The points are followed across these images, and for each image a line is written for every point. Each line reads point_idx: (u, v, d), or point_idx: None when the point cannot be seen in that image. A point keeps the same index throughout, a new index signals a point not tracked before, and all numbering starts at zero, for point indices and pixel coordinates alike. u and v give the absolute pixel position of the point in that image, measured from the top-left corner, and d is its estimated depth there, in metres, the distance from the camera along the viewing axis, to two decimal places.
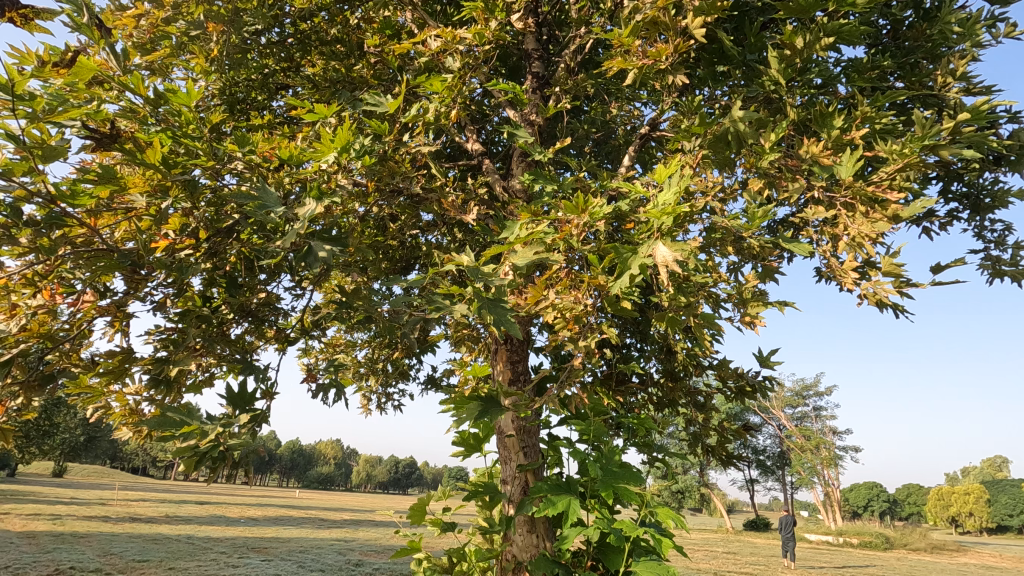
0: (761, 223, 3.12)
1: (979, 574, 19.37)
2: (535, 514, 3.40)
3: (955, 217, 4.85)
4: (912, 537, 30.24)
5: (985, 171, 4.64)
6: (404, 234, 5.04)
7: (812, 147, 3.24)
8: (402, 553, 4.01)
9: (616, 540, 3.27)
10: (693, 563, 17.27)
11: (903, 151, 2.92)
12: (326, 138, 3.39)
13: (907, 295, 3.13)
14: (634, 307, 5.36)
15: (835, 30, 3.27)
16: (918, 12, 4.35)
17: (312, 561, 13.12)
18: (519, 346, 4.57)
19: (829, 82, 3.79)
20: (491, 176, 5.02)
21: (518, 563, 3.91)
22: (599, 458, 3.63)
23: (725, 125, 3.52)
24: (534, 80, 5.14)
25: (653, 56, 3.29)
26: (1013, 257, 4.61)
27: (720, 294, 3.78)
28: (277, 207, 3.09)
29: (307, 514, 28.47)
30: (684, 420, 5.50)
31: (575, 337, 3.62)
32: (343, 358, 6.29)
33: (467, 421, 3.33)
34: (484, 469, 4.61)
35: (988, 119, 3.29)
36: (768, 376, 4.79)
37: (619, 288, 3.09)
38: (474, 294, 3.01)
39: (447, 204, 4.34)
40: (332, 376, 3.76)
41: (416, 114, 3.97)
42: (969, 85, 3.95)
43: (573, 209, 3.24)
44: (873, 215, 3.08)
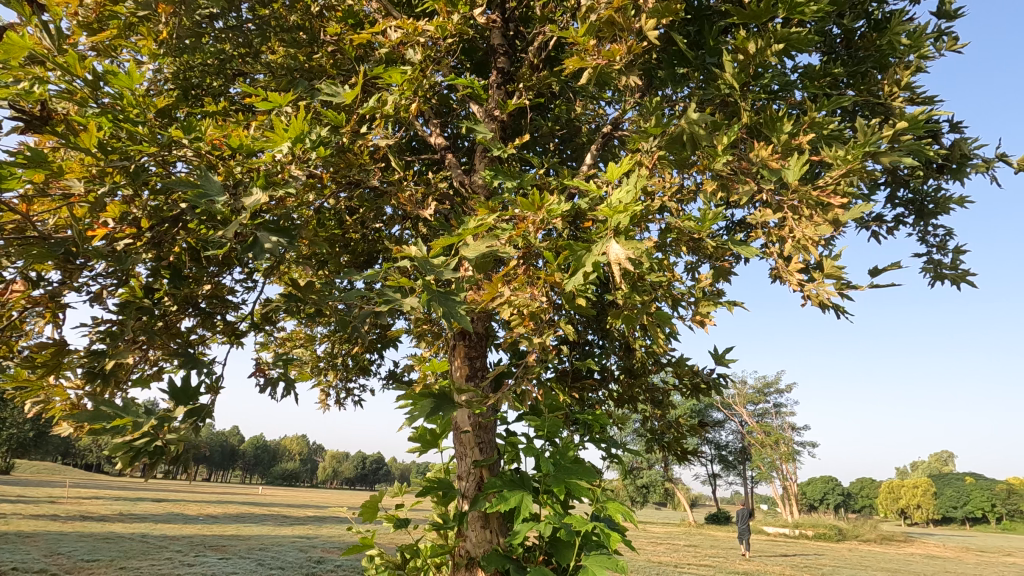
0: (711, 225, 3.19)
1: (924, 564, 20.23)
2: (487, 510, 3.41)
3: (901, 222, 5.07)
4: (864, 529, 31.38)
5: (929, 179, 4.86)
6: (364, 228, 4.96)
7: (761, 151, 3.32)
8: (354, 548, 4.00)
9: (566, 535, 3.30)
10: (656, 556, 17.52)
11: (846, 156, 3.02)
12: (278, 127, 3.31)
13: (848, 296, 3.24)
14: (596, 304, 5.41)
15: (784, 37, 3.36)
16: (869, 22, 4.50)
17: (273, 559, 12.87)
18: (477, 342, 4.57)
19: (783, 87, 3.89)
20: (454, 171, 4.99)
21: (471, 558, 3.91)
22: (553, 454, 3.65)
23: (680, 127, 3.58)
24: (498, 75, 5.13)
25: (608, 56, 3.30)
26: (954, 261, 4.85)
27: (674, 293, 3.85)
28: (219, 196, 3.01)
29: (270, 511, 27.89)
30: (643, 416, 5.60)
31: (530, 333, 3.64)
32: (303, 352, 6.17)
33: (420, 417, 3.31)
34: (441, 465, 4.59)
35: (925, 128, 3.39)
36: (722, 373, 4.90)
37: (572, 286, 3.11)
38: (424, 288, 3.00)
39: (407, 198, 4.29)
40: (283, 369, 3.68)
41: (374, 106, 3.92)
42: (913, 95, 4.12)
43: (530, 207, 3.24)
44: (816, 218, 3.18)
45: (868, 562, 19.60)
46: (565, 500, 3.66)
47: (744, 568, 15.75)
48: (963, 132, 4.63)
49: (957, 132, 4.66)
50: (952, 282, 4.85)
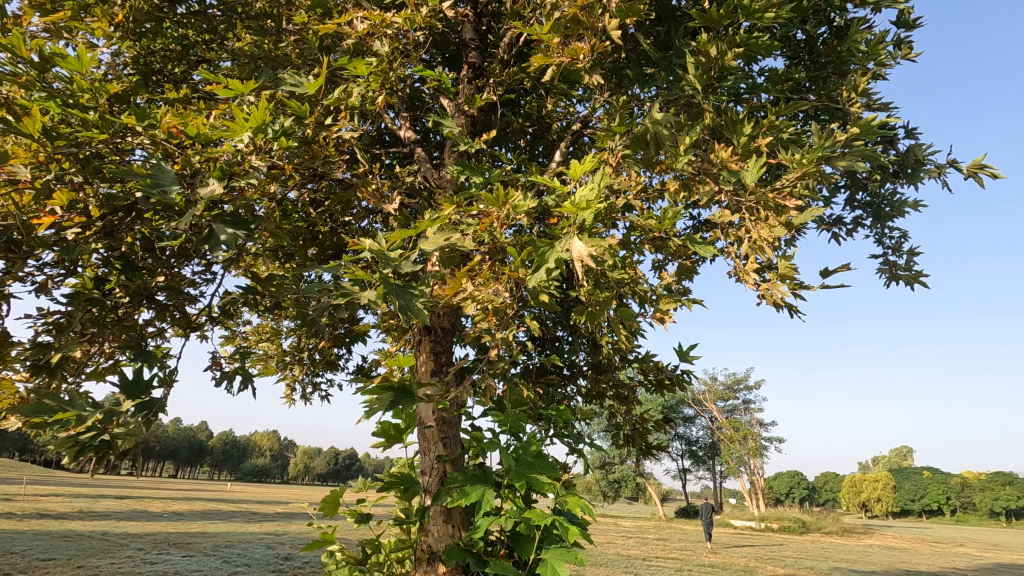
0: (670, 224, 3.24)
1: (882, 555, 20.98)
2: (448, 505, 3.42)
3: (860, 224, 5.24)
4: (827, 522, 32.32)
5: (886, 183, 5.02)
6: (331, 221, 4.91)
7: (721, 151, 3.38)
8: (315, 544, 3.98)
9: (526, 528, 3.32)
10: (626, 549, 17.76)
11: (801, 159, 3.09)
12: (238, 116, 3.24)
13: (801, 295, 3.33)
14: (564, 301, 5.45)
15: (745, 42, 3.42)
16: (831, 29, 4.61)
17: (239, 556, 12.66)
18: (443, 338, 4.56)
19: (745, 90, 3.97)
20: (423, 165, 4.97)
21: (432, 553, 3.92)
22: (516, 449, 3.67)
23: (644, 127, 3.63)
24: (469, 70, 5.11)
25: (571, 54, 3.35)
26: (908, 262, 5.03)
27: (637, 291, 3.90)
28: (173, 186, 2.93)
29: (238, 507, 27.44)
30: (610, 411, 5.68)
31: (494, 329, 3.65)
32: (268, 346, 6.07)
33: (380, 412, 3.30)
34: (406, 460, 4.59)
35: (876, 134, 3.52)
36: (686, 369, 5.00)
37: (534, 282, 3.13)
38: (382, 282, 2.98)
39: (373, 192, 4.25)
40: (241, 363, 3.62)
41: (340, 97, 3.87)
42: (869, 102, 4.26)
43: (495, 203, 3.25)
44: (771, 219, 3.26)
45: (829, 553, 20.24)
46: (527, 494, 3.69)
47: (711, 561, 16.07)
48: (917, 138, 4.81)
49: (912, 138, 4.84)
50: (906, 283, 5.03)
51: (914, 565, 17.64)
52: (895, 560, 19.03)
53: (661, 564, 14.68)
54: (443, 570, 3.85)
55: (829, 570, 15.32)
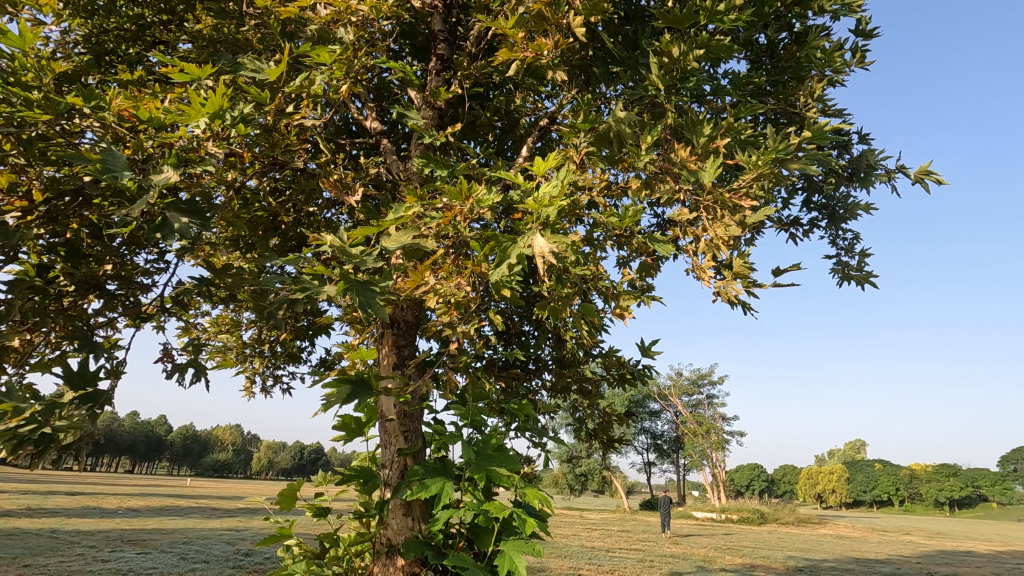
0: (631, 222, 3.29)
1: (835, 543, 21.84)
2: (407, 498, 3.43)
3: (815, 225, 5.42)
4: (784, 512, 33.44)
5: (841, 186, 5.21)
6: (294, 211, 4.83)
7: (680, 152, 3.45)
8: (271, 538, 3.93)
9: (484, 521, 3.35)
10: (590, 541, 18.01)
11: (756, 161, 3.17)
12: (193, 101, 3.15)
13: (754, 293, 3.43)
14: (529, 296, 5.48)
15: (705, 44, 3.49)
16: (791, 35, 4.74)
17: (197, 552, 12.37)
18: (406, 331, 4.54)
19: (707, 92, 4.06)
20: (389, 156, 4.92)
21: (391, 546, 3.91)
22: (476, 442, 3.68)
23: (608, 124, 3.69)
24: (437, 62, 5.07)
25: (535, 50, 3.39)
26: (859, 262, 5.24)
27: (599, 287, 3.96)
28: (125, 172, 2.82)
29: (199, 502, 26.82)
30: (574, 405, 5.75)
31: (456, 322, 3.65)
32: (228, 338, 5.93)
33: (338, 405, 3.27)
34: (367, 453, 4.57)
35: (828, 138, 3.60)
36: (648, 364, 5.10)
37: (496, 277, 3.14)
38: (341, 275, 2.94)
39: (335, 182, 4.19)
40: (195, 355, 3.53)
41: (301, 85, 3.79)
42: (824, 108, 4.41)
43: (458, 196, 3.26)
44: (726, 218, 3.36)
45: (786, 543, 20.93)
46: (487, 487, 3.71)
47: (673, 551, 16.45)
48: (870, 144, 5.00)
49: (865, 144, 5.03)
50: (857, 283, 5.26)
51: (862, 553, 18.45)
52: (846, 548, 19.86)
53: (624, 555, 14.96)
54: (401, 563, 3.87)
55: (784, 559, 15.87)
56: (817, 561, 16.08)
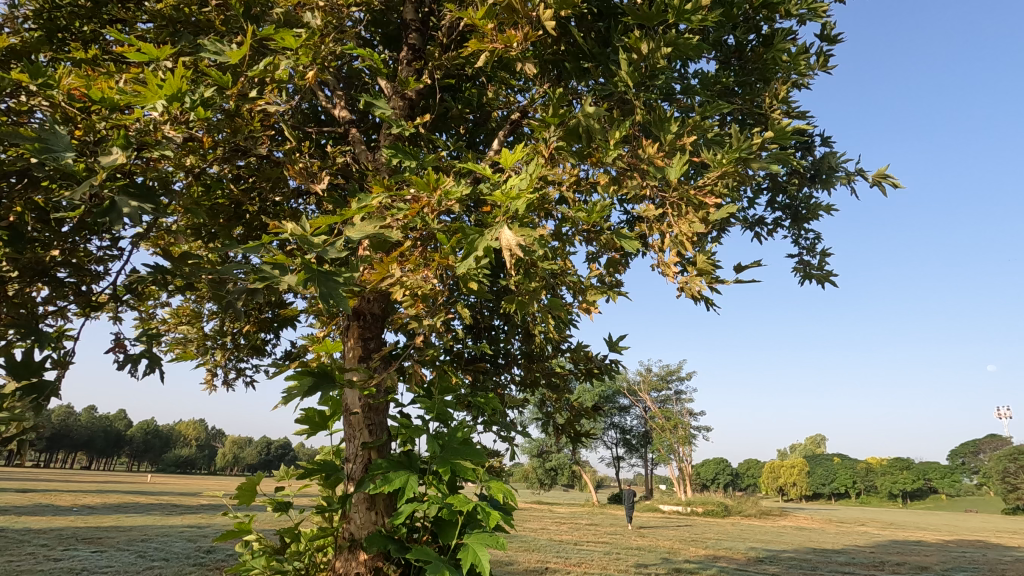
0: (598, 217, 3.29)
1: (794, 535, 22.51)
2: (369, 492, 3.39)
3: (779, 225, 5.56)
4: (747, 505, 34.33)
5: (804, 187, 5.34)
6: (258, 199, 4.71)
7: (648, 148, 3.48)
8: (229, 534, 3.84)
9: (447, 513, 3.33)
10: (558, 534, 18.16)
11: (720, 160, 3.22)
12: (149, 82, 3.03)
13: (717, 289, 3.49)
14: (498, 290, 5.48)
15: (673, 42, 3.52)
16: (758, 37, 4.83)
17: (155, 550, 12.03)
18: (372, 323, 4.48)
19: (675, 90, 4.10)
20: (357, 146, 4.84)
21: (354, 541, 3.87)
22: (441, 436, 3.66)
23: (577, 119, 3.71)
24: (408, 51, 4.99)
25: (504, 42, 3.38)
26: (820, 262, 5.40)
27: (566, 281, 3.98)
28: (67, 153, 2.70)
29: (158, 499, 26.01)
30: (542, 399, 5.77)
31: (422, 315, 3.62)
32: (188, 330, 5.75)
33: (299, 397, 3.20)
34: (331, 447, 4.49)
35: (790, 139, 3.68)
36: (615, 359, 5.15)
37: (463, 269, 3.11)
38: (303, 265, 2.88)
39: (299, 170, 4.10)
40: (149, 346, 3.41)
41: (265, 69, 3.68)
42: (788, 109, 4.51)
43: (425, 186, 3.23)
44: (691, 215, 3.41)
45: (747, 534, 21.49)
46: (452, 480, 3.69)
47: (639, 544, 16.71)
48: (832, 146, 5.14)
49: (827, 147, 5.17)
50: (817, 281, 5.42)
51: (819, 543, 19.12)
52: (804, 539, 20.52)
53: (590, 548, 15.15)
54: (364, 558, 3.81)
55: (745, 550, 16.32)
56: (777, 551, 16.62)
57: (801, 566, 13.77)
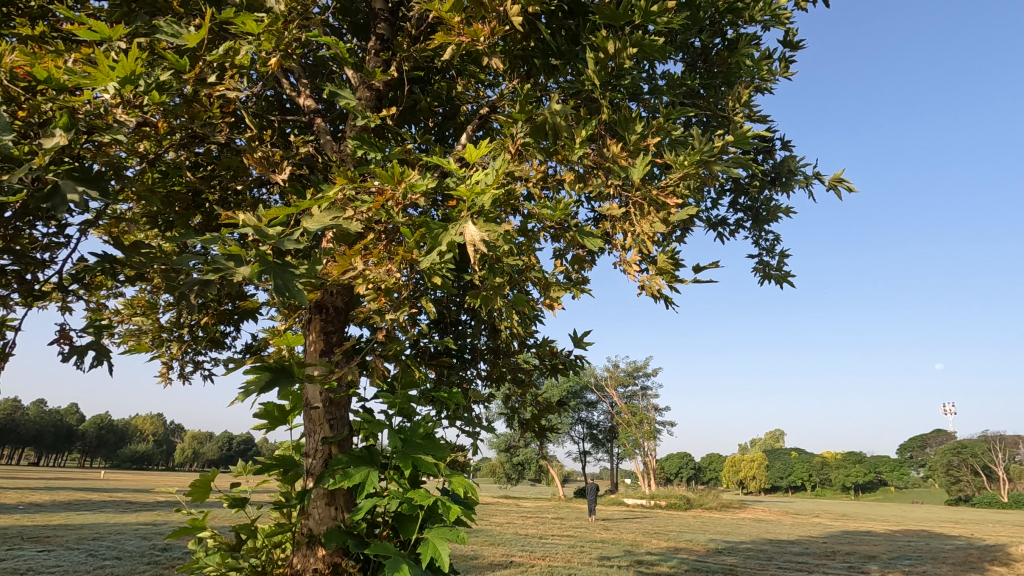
0: (562, 214, 3.30)
1: (752, 527, 23.15)
2: (328, 488, 3.35)
3: (740, 226, 5.71)
4: (708, 498, 35.17)
5: (765, 189, 5.49)
6: (218, 187, 4.57)
7: (613, 147, 3.51)
8: (182, 530, 3.75)
9: (407, 508, 3.31)
10: (523, 528, 18.24)
11: (682, 161, 3.28)
12: (100, 63, 2.92)
13: (676, 287, 3.56)
14: (465, 285, 5.46)
15: (638, 43, 3.55)
16: (724, 41, 4.93)
17: (106, 548, 11.58)
18: (335, 317, 4.41)
19: (641, 90, 4.15)
20: (322, 136, 4.74)
21: (312, 537, 3.83)
22: (403, 431, 3.63)
23: (543, 116, 3.74)
24: (376, 41, 4.92)
25: (471, 36, 3.37)
26: (778, 262, 5.57)
27: (531, 277, 3.99)
28: (5, 134, 2.54)
29: (111, 496, 25.00)
30: (508, 394, 5.79)
31: (385, 309, 3.58)
32: (142, 321, 5.54)
33: (255, 392, 3.14)
34: (291, 442, 4.42)
35: (750, 143, 3.76)
36: (579, 355, 5.20)
37: (426, 264, 3.09)
38: (260, 259, 2.82)
39: (259, 159, 3.99)
40: (97, 337, 3.29)
41: (225, 54, 3.59)
42: (750, 113, 4.62)
43: (390, 179, 3.20)
44: (652, 215, 3.47)
45: (708, 527, 22.02)
46: (413, 475, 3.67)
47: (602, 537, 16.93)
48: (791, 150, 5.30)
49: (788, 150, 5.32)
50: (776, 281, 5.59)
51: (777, 535, 19.73)
52: (761, 530, 21.18)
53: (555, 541, 15.31)
54: (322, 554, 3.76)
55: (705, 542, 16.77)
56: (735, 543, 17.10)
57: (757, 557, 14.20)
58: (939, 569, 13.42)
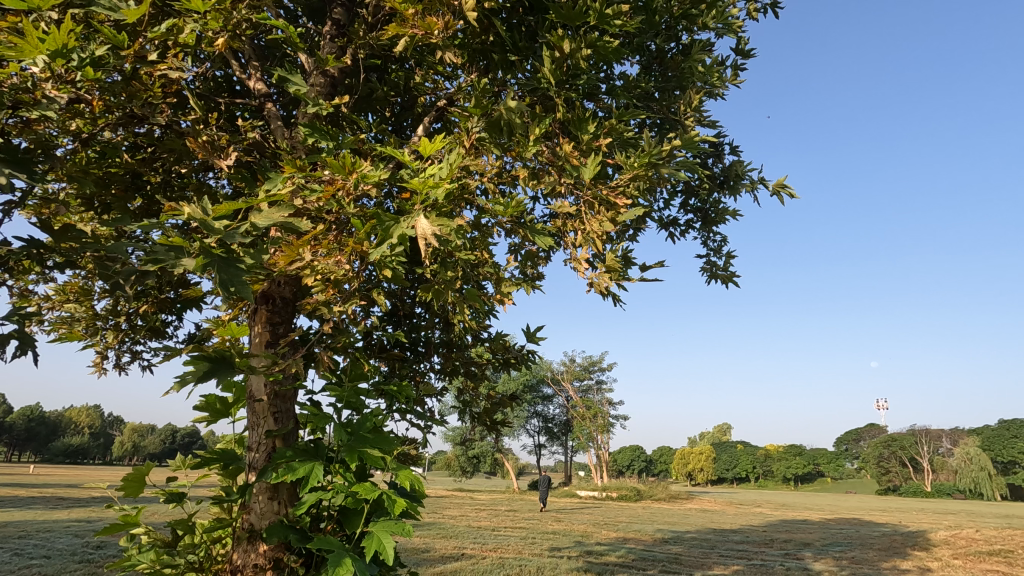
0: (515, 212, 3.32)
1: (697, 517, 23.92)
2: (271, 481, 3.30)
3: (690, 227, 5.89)
4: (657, 490, 36.11)
5: (714, 192, 5.68)
6: (160, 170, 4.38)
7: (566, 146, 3.57)
8: (113, 527, 3.61)
9: (352, 502, 3.28)
10: (476, 521, 18.27)
11: (632, 163, 3.36)
12: (28, 35, 2.75)
13: (623, 286, 3.64)
14: (419, 277, 5.43)
15: (593, 44, 3.60)
16: (679, 45, 5.05)
17: (32, 548, 10.90)
18: (282, 308, 4.31)
19: (596, 91, 4.22)
20: (272, 122, 4.60)
21: (253, 531, 3.75)
22: (351, 425, 3.59)
23: (499, 113, 3.75)
24: (332, 27, 4.80)
25: (426, 28, 3.34)
26: (724, 263, 5.79)
27: (483, 272, 4.01)
28: None
29: (38, 492, 23.52)
30: (460, 388, 5.80)
31: (334, 301, 3.53)
32: (75, 308, 5.25)
33: (194, 383, 3.04)
34: (233, 436, 4.30)
35: (699, 147, 3.87)
36: (531, 350, 5.26)
37: (376, 257, 3.06)
38: (202, 248, 2.74)
39: (203, 143, 3.85)
40: (21, 326, 3.10)
41: (167, 31, 3.44)
42: (701, 117, 4.76)
43: (340, 169, 3.15)
44: (603, 214, 3.55)
45: (656, 517, 22.65)
46: (360, 468, 3.64)
47: (554, 528, 17.15)
48: (739, 155, 5.49)
49: (736, 155, 5.52)
50: (722, 281, 5.81)
51: (721, 524, 20.46)
52: (706, 520, 21.94)
53: (508, 533, 15.44)
54: (264, 549, 3.70)
55: (653, 532, 17.24)
56: (680, 532, 17.64)
57: (701, 546, 14.71)
58: (866, 554, 14.30)
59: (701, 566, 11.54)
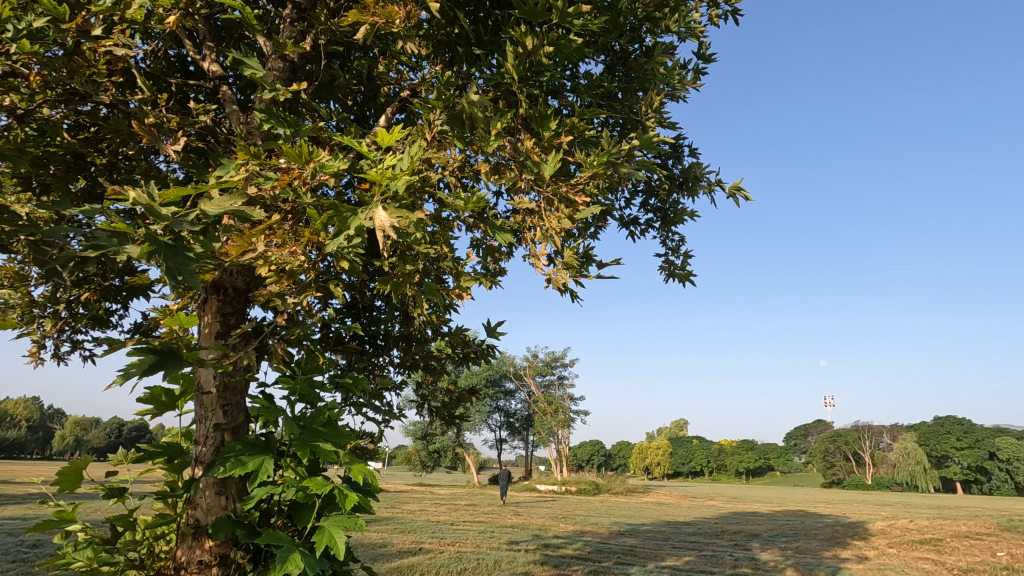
0: (476, 207, 3.31)
1: (653, 509, 24.48)
2: (219, 476, 3.20)
3: (649, 226, 6.00)
4: (616, 484, 36.76)
5: (673, 193, 5.80)
6: (105, 151, 4.18)
7: (527, 142, 3.57)
8: (46, 524, 3.44)
9: (303, 496, 3.22)
10: (435, 516, 18.22)
11: (592, 161, 3.39)
12: None
13: (581, 282, 3.68)
14: (378, 270, 5.36)
15: (555, 42, 3.62)
16: (642, 47, 5.12)
17: None
18: (234, 299, 4.19)
19: (558, 89, 4.24)
20: (227, 106, 4.44)
21: (199, 527, 3.65)
22: (303, 419, 3.51)
23: (461, 106, 3.73)
24: (292, 11, 4.66)
25: (387, 17, 3.28)
26: (681, 262, 5.92)
27: (443, 266, 3.99)
28: None
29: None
30: (419, 382, 5.76)
31: (288, 292, 3.44)
32: (9, 294, 4.96)
33: (137, 376, 2.92)
34: (179, 429, 4.16)
35: (657, 148, 3.94)
36: (491, 344, 5.27)
37: (332, 248, 2.99)
38: (148, 237, 2.62)
39: (151, 126, 3.69)
40: None
41: (113, 6, 3.27)
42: (661, 119, 4.86)
43: (296, 158, 3.07)
44: (563, 210, 3.57)
45: (613, 510, 23.06)
46: (312, 462, 3.57)
47: (513, 522, 17.26)
48: (698, 158, 5.62)
49: (695, 157, 5.65)
50: (680, 280, 5.94)
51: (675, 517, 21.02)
52: (661, 513, 22.48)
53: (467, 527, 15.43)
54: (210, 545, 3.59)
55: (610, 525, 17.57)
56: (636, 525, 18.03)
57: (655, 538, 15.07)
58: (811, 544, 14.94)
59: (655, 558, 11.82)
